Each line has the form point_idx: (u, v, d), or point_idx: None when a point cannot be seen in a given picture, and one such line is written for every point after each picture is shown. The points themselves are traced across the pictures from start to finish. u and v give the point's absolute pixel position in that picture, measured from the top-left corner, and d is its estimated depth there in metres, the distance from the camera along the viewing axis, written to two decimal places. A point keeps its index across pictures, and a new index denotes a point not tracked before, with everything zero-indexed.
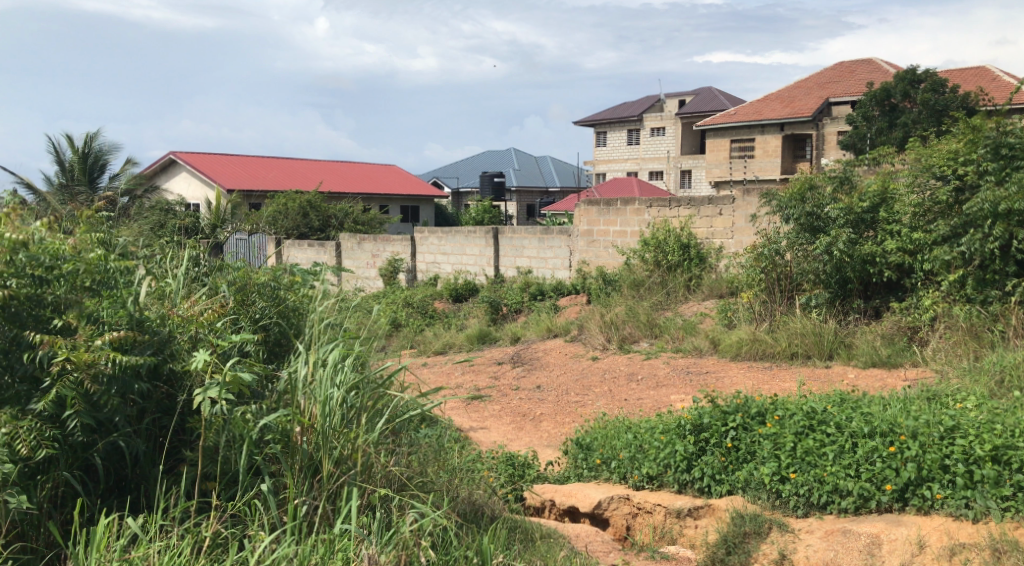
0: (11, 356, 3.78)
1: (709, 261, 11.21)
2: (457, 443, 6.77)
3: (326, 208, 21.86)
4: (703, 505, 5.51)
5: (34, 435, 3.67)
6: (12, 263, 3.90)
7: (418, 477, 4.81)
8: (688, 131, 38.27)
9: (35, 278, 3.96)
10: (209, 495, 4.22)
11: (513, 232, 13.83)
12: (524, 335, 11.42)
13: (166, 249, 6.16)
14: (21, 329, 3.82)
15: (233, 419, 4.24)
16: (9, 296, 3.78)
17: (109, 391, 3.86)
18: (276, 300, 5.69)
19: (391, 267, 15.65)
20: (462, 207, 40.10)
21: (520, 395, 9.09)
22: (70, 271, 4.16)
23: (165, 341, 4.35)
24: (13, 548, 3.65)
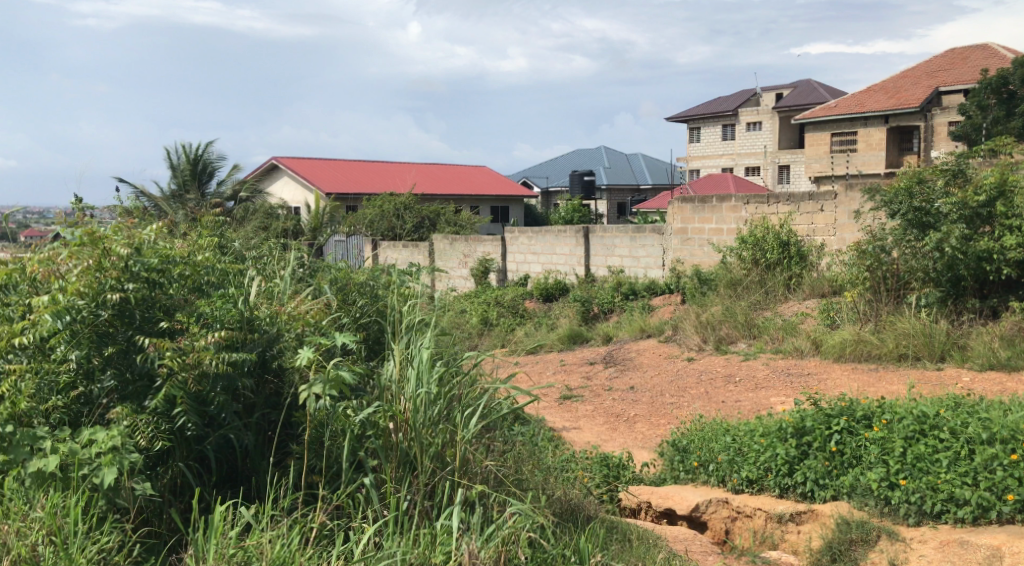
0: (128, 357, 3.95)
1: (809, 259, 10.90)
2: (552, 442, 6.77)
3: (419, 209, 22.21)
4: (806, 510, 5.35)
5: (152, 427, 3.82)
6: (126, 268, 4.08)
7: (515, 475, 4.82)
8: (785, 125, 37.28)
9: (149, 281, 4.15)
10: (315, 487, 4.33)
11: (605, 231, 13.74)
12: (616, 334, 11.34)
13: (271, 250, 6.37)
14: (135, 330, 4.03)
15: (336, 414, 4.33)
16: (122, 301, 3.98)
17: (215, 389, 4.00)
18: (376, 299, 5.81)
19: (482, 267, 15.79)
20: (551, 207, 40.13)
21: (613, 396, 9.02)
22: (181, 273, 4.36)
23: (273, 338, 4.54)
24: (140, 532, 3.75)
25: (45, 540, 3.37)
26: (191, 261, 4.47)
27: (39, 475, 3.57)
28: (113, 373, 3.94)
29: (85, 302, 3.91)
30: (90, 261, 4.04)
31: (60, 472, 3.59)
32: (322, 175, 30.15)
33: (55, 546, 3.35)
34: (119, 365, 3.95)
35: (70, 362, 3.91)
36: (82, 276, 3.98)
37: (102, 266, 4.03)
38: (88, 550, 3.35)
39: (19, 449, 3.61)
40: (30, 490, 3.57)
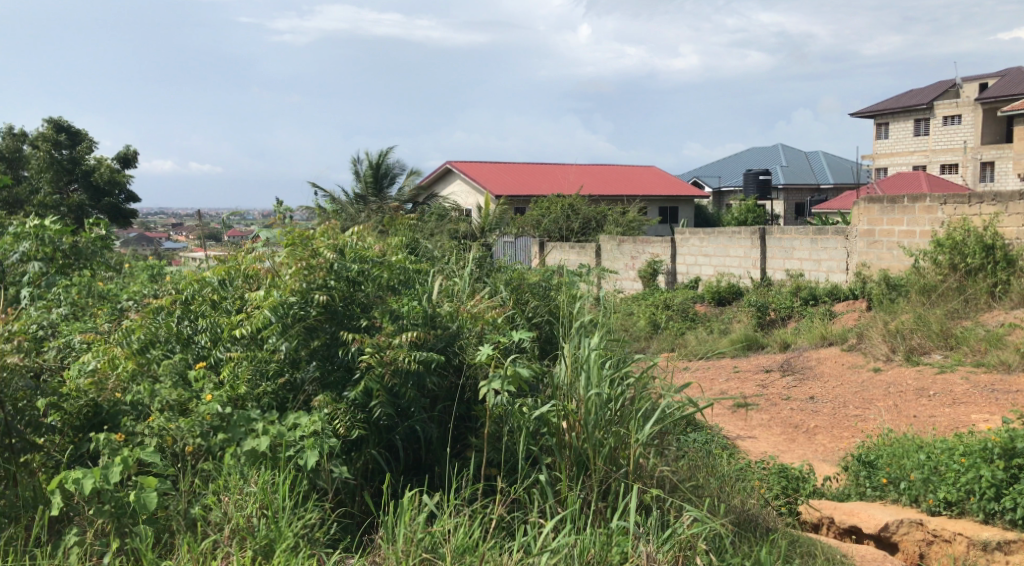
0: (331, 350, 4.27)
1: (1019, 263, 9.98)
2: (727, 450, 6.58)
3: (587, 210, 22.24)
4: (1015, 540, 4.93)
5: (349, 416, 4.05)
6: (329, 269, 4.35)
7: (691, 481, 4.75)
8: (989, 118, 34.49)
9: (349, 281, 4.42)
10: (493, 480, 4.44)
11: (782, 233, 13.25)
12: (794, 341, 10.90)
13: (450, 250, 6.60)
14: (338, 326, 4.32)
15: (513, 410, 4.42)
16: (328, 299, 4.29)
17: (406, 384, 4.18)
18: (548, 299, 5.91)
19: (650, 269, 15.62)
20: (723, 208, 39.09)
21: (791, 406, 8.67)
22: (377, 273, 4.59)
23: (454, 335, 4.68)
24: (338, 512, 3.98)
25: (258, 512, 3.63)
26: (387, 262, 4.71)
27: (252, 453, 3.82)
28: (317, 364, 4.25)
29: (295, 299, 4.24)
30: (300, 261, 4.34)
31: (270, 452, 3.83)
32: (494, 178, 30.81)
33: (268, 519, 3.61)
34: (322, 358, 4.26)
35: (281, 352, 4.20)
36: (293, 277, 4.28)
37: (310, 265, 4.31)
38: (295, 524, 3.61)
39: (236, 429, 3.88)
40: (244, 466, 3.81)
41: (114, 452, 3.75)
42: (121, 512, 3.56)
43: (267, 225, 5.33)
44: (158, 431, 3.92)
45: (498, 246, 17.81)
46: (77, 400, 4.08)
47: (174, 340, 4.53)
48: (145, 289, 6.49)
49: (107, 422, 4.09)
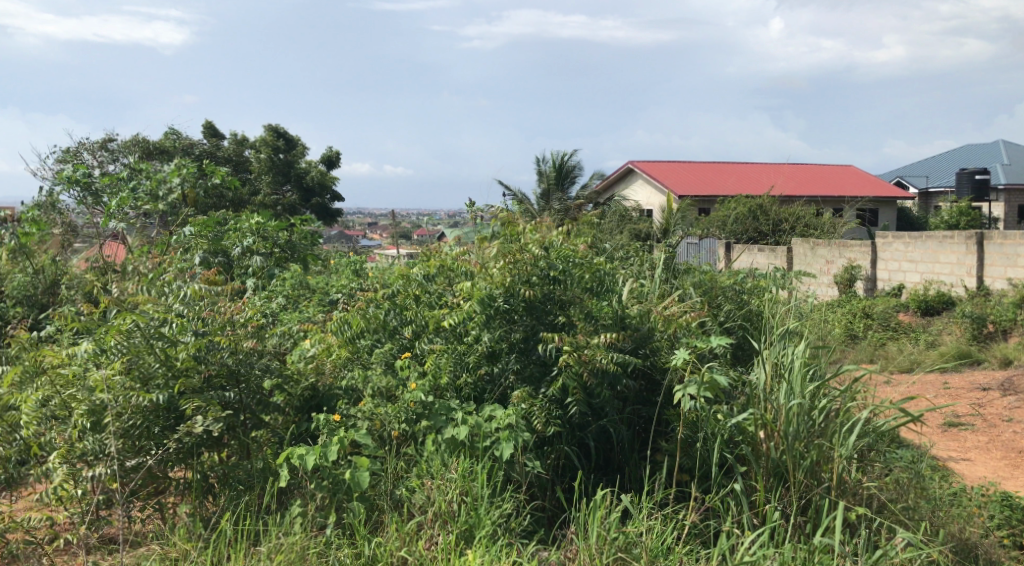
0: (529, 345, 4.39)
1: None
2: (940, 472, 6.10)
3: (779, 211, 21.40)
4: None
5: (545, 413, 4.12)
6: (531, 263, 4.43)
7: (903, 503, 4.44)
8: None
9: (548, 277, 4.46)
10: (686, 486, 4.38)
11: (1004, 238, 12.17)
12: (1017, 358, 9.96)
13: (639, 250, 6.53)
14: (537, 322, 4.42)
15: (708, 417, 4.32)
16: (532, 296, 4.39)
17: (602, 383, 4.21)
18: (742, 303, 5.73)
19: (847, 275, 14.70)
20: (931, 209, 36.39)
21: (1013, 428, 7.94)
22: (578, 273, 4.57)
23: (645, 337, 4.63)
24: (532, 505, 4.04)
25: (459, 498, 3.76)
26: (588, 263, 4.68)
27: (452, 441, 3.98)
28: (516, 357, 4.40)
29: (500, 292, 4.40)
30: (506, 256, 4.43)
31: (468, 442, 3.97)
32: (681, 178, 30.25)
33: (468, 505, 3.74)
34: (521, 352, 4.41)
35: (483, 343, 4.42)
36: (499, 270, 4.40)
37: (517, 260, 4.40)
38: (493, 513, 3.73)
39: (438, 417, 4.08)
40: (445, 454, 3.98)
41: (332, 433, 3.99)
42: (337, 489, 3.80)
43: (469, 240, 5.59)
44: (369, 415, 4.13)
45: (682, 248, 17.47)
46: (301, 383, 4.44)
47: (381, 332, 4.82)
48: (351, 282, 6.89)
49: (323, 404, 4.48)
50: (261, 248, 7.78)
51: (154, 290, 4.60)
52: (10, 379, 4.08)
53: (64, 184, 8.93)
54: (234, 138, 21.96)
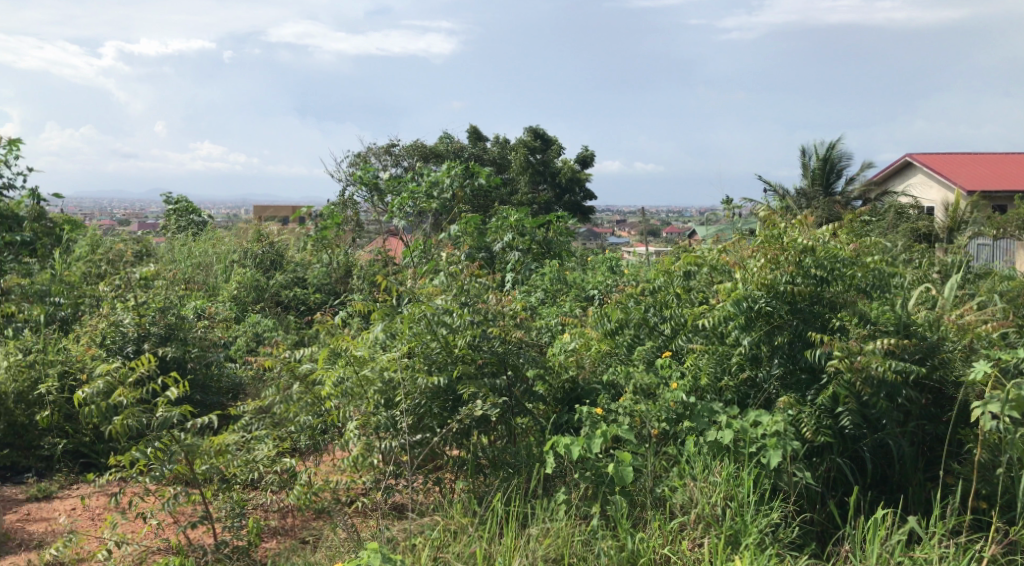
0: (794, 348, 4.20)
1: None
2: None
3: None
4: None
5: (815, 420, 3.93)
6: (799, 266, 4.25)
7: None
8: None
9: (816, 279, 4.25)
10: (984, 514, 3.93)
11: None
12: None
13: (924, 251, 5.98)
14: (803, 323, 4.22)
15: (1015, 441, 3.83)
16: (797, 296, 4.21)
17: (879, 394, 3.94)
18: None
19: None
20: None
21: None
22: (851, 273, 4.29)
23: (934, 347, 4.21)
24: (803, 517, 3.84)
25: (723, 502, 3.68)
26: (860, 260, 4.36)
27: (715, 444, 3.89)
28: (779, 361, 4.20)
29: (763, 294, 4.22)
30: (768, 255, 4.28)
31: (733, 446, 3.86)
32: (970, 172, 27.38)
33: (733, 510, 3.65)
34: (785, 356, 4.21)
35: (742, 346, 4.23)
36: (759, 270, 4.26)
37: (781, 258, 4.24)
38: (760, 521, 3.61)
39: (700, 419, 4.01)
40: (708, 456, 3.89)
41: (595, 425, 4.05)
42: (601, 480, 3.87)
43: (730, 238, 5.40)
44: (629, 411, 4.13)
45: (969, 248, 15.82)
46: (561, 375, 4.59)
47: (642, 329, 4.78)
48: (608, 278, 6.94)
49: (584, 397, 4.54)
50: (520, 244, 8.05)
51: (442, 281, 4.92)
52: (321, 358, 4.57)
53: (354, 186, 9.83)
54: (496, 140, 22.91)
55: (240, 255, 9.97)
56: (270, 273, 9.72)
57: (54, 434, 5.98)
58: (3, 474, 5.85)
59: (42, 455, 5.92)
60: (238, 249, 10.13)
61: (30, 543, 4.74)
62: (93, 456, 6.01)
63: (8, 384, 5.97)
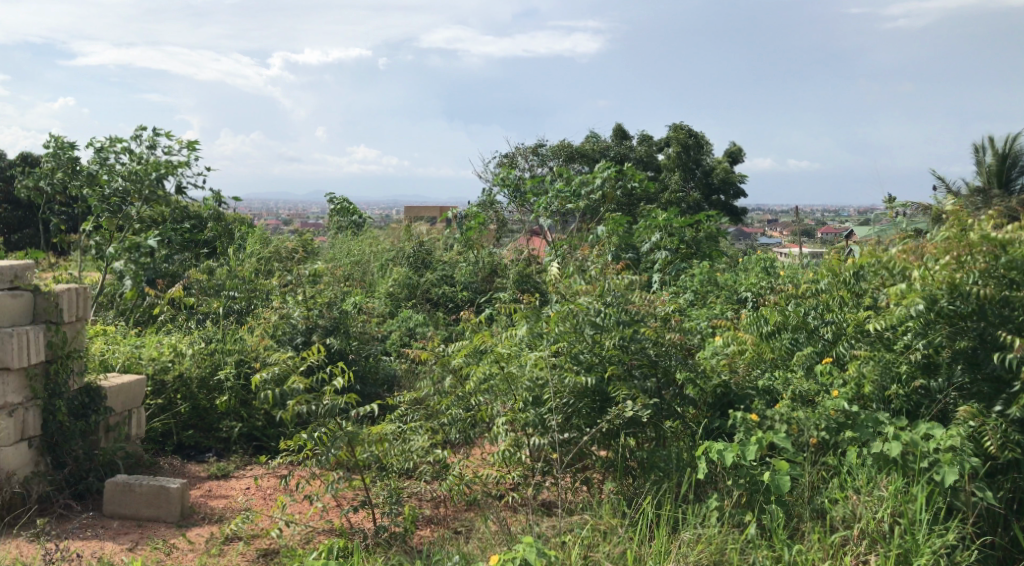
0: (978, 353, 3.93)
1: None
2: None
3: None
4: None
5: (1000, 434, 3.65)
6: (986, 264, 3.99)
7: None
8: None
9: (1005, 279, 3.97)
10: None
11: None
12: None
13: None
14: (990, 325, 3.93)
15: None
16: (985, 296, 3.90)
17: None
18: None
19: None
20: None
21: None
22: None
23: None
24: (985, 539, 3.60)
25: (891, 518, 3.52)
26: None
27: (881, 457, 3.71)
28: (962, 368, 3.96)
29: (944, 292, 3.98)
30: (953, 252, 4.06)
31: (901, 460, 3.67)
32: None
33: (902, 527, 3.48)
34: (967, 361, 3.96)
35: (917, 350, 4.04)
36: (941, 269, 4.02)
37: (969, 256, 4.01)
38: (932, 541, 3.42)
39: (863, 429, 3.87)
40: (872, 469, 3.72)
41: (750, 432, 3.95)
42: (755, 488, 3.80)
43: (891, 241, 5.14)
44: (786, 419, 3.97)
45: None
46: (712, 380, 4.49)
47: (800, 328, 4.69)
48: (761, 279, 6.74)
49: (736, 403, 4.43)
50: (668, 244, 7.93)
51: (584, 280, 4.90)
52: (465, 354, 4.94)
53: (500, 185, 9.97)
54: (644, 138, 22.63)
55: (393, 253, 10.35)
56: (422, 270, 10.02)
57: (231, 418, 6.44)
58: (188, 452, 6.35)
59: (220, 437, 6.40)
60: (393, 248, 10.52)
61: (212, 517, 5.11)
62: (265, 439, 6.43)
63: (192, 369, 6.50)
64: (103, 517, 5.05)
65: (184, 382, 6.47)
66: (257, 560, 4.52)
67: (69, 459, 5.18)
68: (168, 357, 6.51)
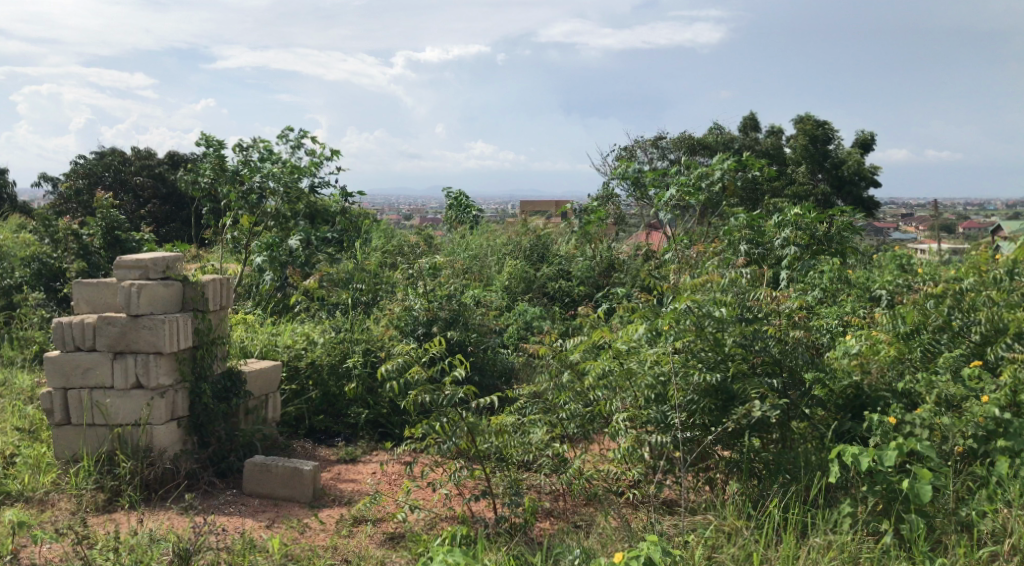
0: None
1: None
2: None
3: None
4: None
5: None
6: None
7: None
8: None
9: None
10: None
11: None
12: None
13: None
14: None
15: None
16: None
17: None
18: None
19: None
20: None
21: None
22: None
23: None
24: None
25: None
26: None
27: None
28: None
29: None
30: None
31: None
32: None
33: None
34: None
35: None
36: None
37: None
38: None
39: (1018, 438, 3.71)
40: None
41: (888, 436, 3.83)
42: (894, 496, 3.69)
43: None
44: (929, 424, 3.85)
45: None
46: (842, 381, 4.38)
47: (944, 332, 4.47)
48: (896, 278, 6.46)
49: (869, 406, 4.30)
50: None
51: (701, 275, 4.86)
52: (582, 347, 4.92)
53: (619, 179, 9.91)
54: (771, 130, 21.94)
55: (512, 247, 10.47)
56: (540, 264, 10.09)
57: (359, 404, 6.68)
58: (318, 436, 6.63)
59: (349, 422, 6.66)
60: (512, 242, 10.62)
61: (341, 499, 5.33)
62: (390, 427, 6.65)
63: (323, 356, 6.80)
64: (244, 495, 5.34)
65: (316, 369, 6.78)
66: (384, 543, 4.68)
67: (213, 439, 5.52)
68: (302, 345, 6.89)
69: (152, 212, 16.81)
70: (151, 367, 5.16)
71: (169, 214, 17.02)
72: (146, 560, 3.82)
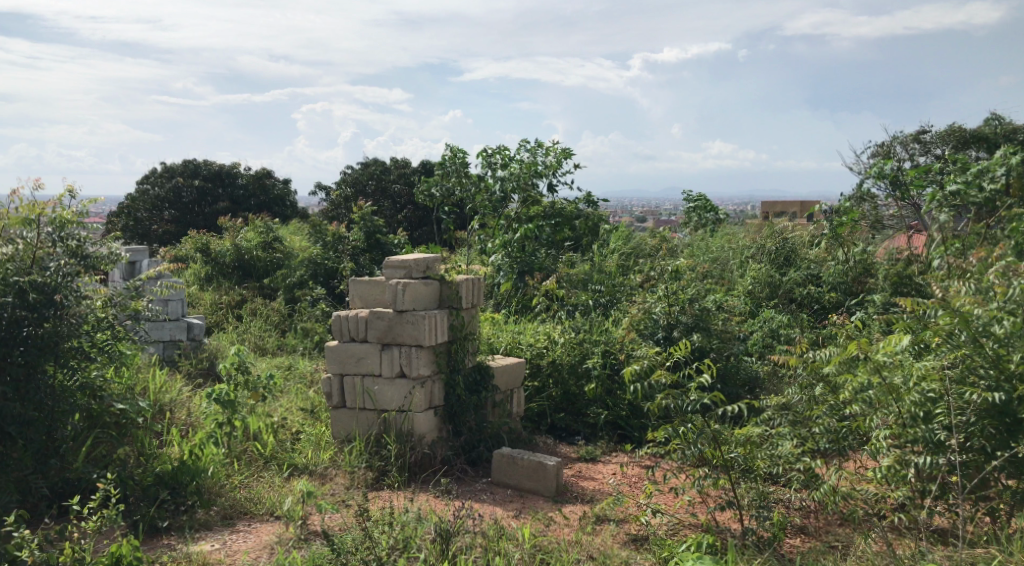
0: None
1: None
2: None
3: None
4: None
5: None
6: None
7: None
8: None
9: None
10: None
11: None
12: None
13: None
14: None
15: None
16: None
17: None
18: None
19: None
20: None
21: None
22: None
23: None
24: None
25: None
26: None
27: None
28: None
29: None
30: None
31: None
32: None
33: None
34: None
35: None
36: None
37: None
38: None
39: None
40: None
41: None
42: None
43: None
44: None
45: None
46: None
47: None
48: None
49: None
50: None
51: (973, 284, 4.49)
52: (833, 358, 4.65)
53: (876, 178, 9.28)
54: None
55: (755, 250, 10.12)
56: (786, 269, 9.69)
57: (598, 405, 6.78)
58: (560, 433, 6.81)
59: (588, 422, 6.76)
60: (754, 245, 10.24)
61: (584, 496, 5.45)
62: (629, 428, 6.67)
63: (564, 356, 6.95)
64: (493, 485, 5.60)
65: (557, 368, 6.96)
66: (627, 544, 4.71)
67: (464, 429, 5.84)
68: (543, 344, 7.06)
69: (408, 218, 17.95)
70: (413, 358, 5.55)
71: (422, 219, 18.10)
72: (413, 536, 4.14)
